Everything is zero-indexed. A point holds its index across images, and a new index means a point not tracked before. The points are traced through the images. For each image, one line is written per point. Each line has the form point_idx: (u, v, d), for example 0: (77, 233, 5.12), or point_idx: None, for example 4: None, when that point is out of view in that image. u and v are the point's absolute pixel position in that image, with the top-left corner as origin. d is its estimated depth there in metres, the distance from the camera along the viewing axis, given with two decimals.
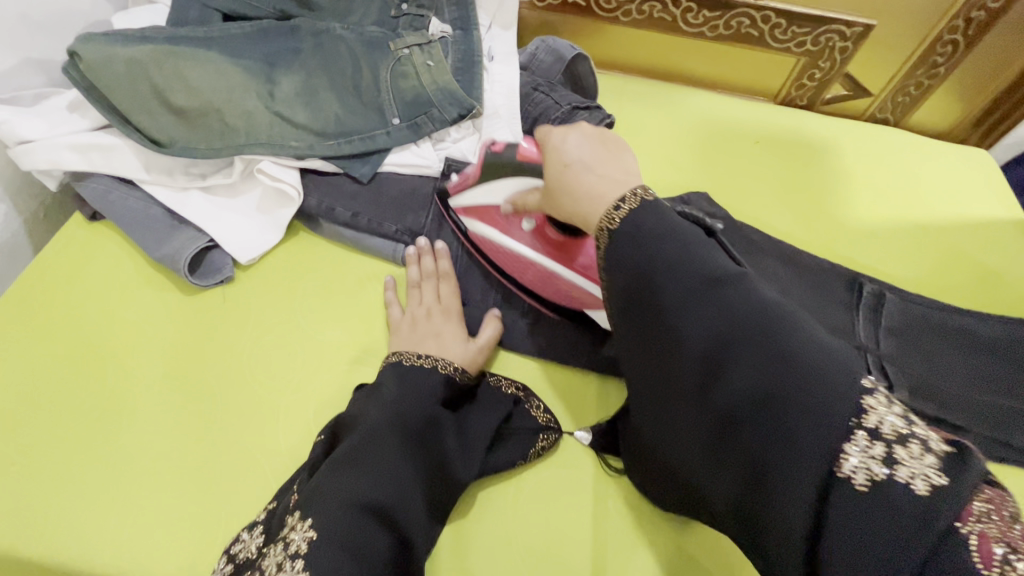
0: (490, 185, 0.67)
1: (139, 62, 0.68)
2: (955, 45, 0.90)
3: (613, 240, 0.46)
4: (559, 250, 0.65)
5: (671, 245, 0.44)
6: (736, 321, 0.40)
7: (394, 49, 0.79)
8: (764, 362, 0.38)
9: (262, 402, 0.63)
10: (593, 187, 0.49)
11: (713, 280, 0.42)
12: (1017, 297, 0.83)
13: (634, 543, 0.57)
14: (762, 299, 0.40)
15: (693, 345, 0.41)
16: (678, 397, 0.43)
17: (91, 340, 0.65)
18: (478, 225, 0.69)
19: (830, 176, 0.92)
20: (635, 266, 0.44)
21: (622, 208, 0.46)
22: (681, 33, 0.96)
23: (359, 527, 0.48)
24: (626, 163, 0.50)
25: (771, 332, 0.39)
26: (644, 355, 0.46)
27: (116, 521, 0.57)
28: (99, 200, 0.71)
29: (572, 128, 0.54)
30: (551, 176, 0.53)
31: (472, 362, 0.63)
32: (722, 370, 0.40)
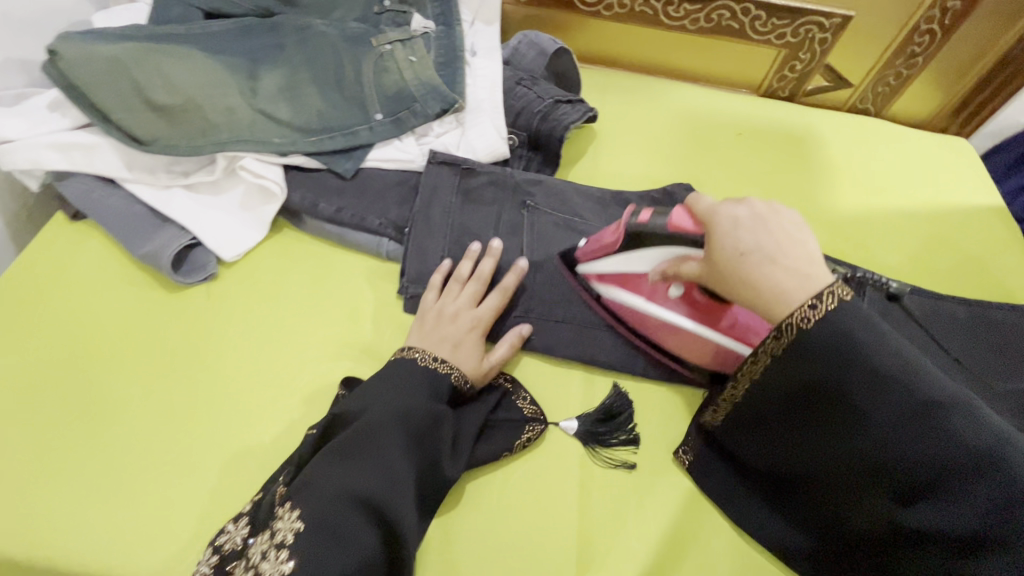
0: (631, 253, 0.63)
1: (119, 59, 0.69)
2: (932, 34, 0.91)
3: (802, 337, 0.46)
4: (708, 312, 0.61)
5: (884, 358, 0.44)
6: (958, 454, 0.42)
7: (376, 45, 0.80)
8: (981, 502, 0.41)
9: (248, 397, 0.63)
10: (781, 282, 0.46)
11: (929, 407, 0.43)
12: (996, 282, 0.84)
13: (619, 529, 0.58)
14: (982, 424, 0.42)
15: (883, 453, 0.45)
16: (861, 491, 0.48)
17: (75, 339, 0.65)
18: (615, 291, 0.67)
19: (812, 166, 0.93)
20: (831, 372, 0.46)
21: (817, 306, 0.45)
22: (663, 27, 0.97)
23: (344, 519, 0.48)
24: (810, 251, 0.47)
25: (995, 473, 0.41)
26: (825, 439, 0.49)
27: (101, 518, 0.57)
28: (81, 199, 0.71)
29: (739, 202, 0.49)
30: (720, 258, 0.49)
31: (482, 376, 0.63)
32: (930, 495, 0.44)
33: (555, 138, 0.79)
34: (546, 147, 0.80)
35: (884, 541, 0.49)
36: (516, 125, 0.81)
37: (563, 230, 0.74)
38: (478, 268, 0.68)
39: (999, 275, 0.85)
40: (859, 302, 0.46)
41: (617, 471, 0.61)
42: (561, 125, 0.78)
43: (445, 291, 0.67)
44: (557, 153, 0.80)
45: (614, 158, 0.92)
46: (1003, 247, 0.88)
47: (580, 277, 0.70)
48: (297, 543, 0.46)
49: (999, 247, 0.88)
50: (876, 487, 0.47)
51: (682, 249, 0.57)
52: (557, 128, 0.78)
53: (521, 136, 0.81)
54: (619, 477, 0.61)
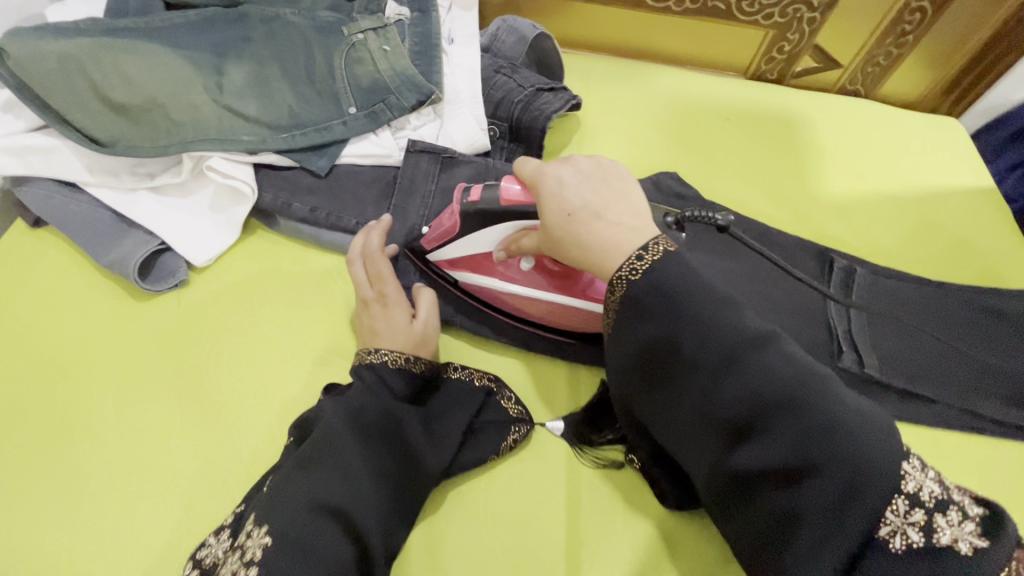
0: (471, 237, 0.61)
1: (72, 56, 0.65)
2: (922, 12, 0.89)
3: (633, 287, 0.45)
4: (560, 278, 0.62)
5: (703, 303, 0.43)
6: (775, 387, 0.39)
7: (348, 35, 0.76)
8: (795, 438, 0.38)
9: (220, 408, 0.61)
10: (603, 236, 0.48)
11: (744, 338, 0.41)
12: (987, 267, 0.83)
13: (608, 534, 0.57)
14: (797, 363, 0.40)
15: (707, 402, 0.42)
16: (697, 442, 0.44)
17: (42, 352, 0.63)
18: (470, 276, 0.66)
19: (802, 150, 0.91)
20: (656, 314, 0.44)
21: (645, 257, 0.45)
22: (648, 9, 0.93)
23: (310, 530, 0.46)
24: (632, 202, 0.50)
25: (807, 399, 0.39)
26: (660, 398, 0.46)
27: (69, 536, 0.55)
28: (40, 205, 0.67)
29: (566, 164, 0.53)
30: (550, 220, 0.51)
31: (423, 342, 0.60)
32: (755, 432, 0.40)
33: (537, 129, 0.77)
34: (528, 139, 0.78)
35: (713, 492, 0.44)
36: (496, 116, 0.78)
37: None
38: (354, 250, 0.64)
39: (989, 260, 0.84)
40: (689, 254, 0.46)
41: (605, 471, 0.60)
42: (543, 116, 0.75)
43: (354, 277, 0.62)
44: (538, 145, 0.78)
45: (598, 146, 0.89)
46: (995, 231, 0.86)
47: (433, 265, 0.68)
48: (264, 558, 0.44)
49: (990, 232, 0.86)
50: (707, 436, 0.43)
51: (522, 220, 0.57)
52: (538, 119, 0.76)
53: (502, 127, 0.78)
54: (608, 481, 0.59)
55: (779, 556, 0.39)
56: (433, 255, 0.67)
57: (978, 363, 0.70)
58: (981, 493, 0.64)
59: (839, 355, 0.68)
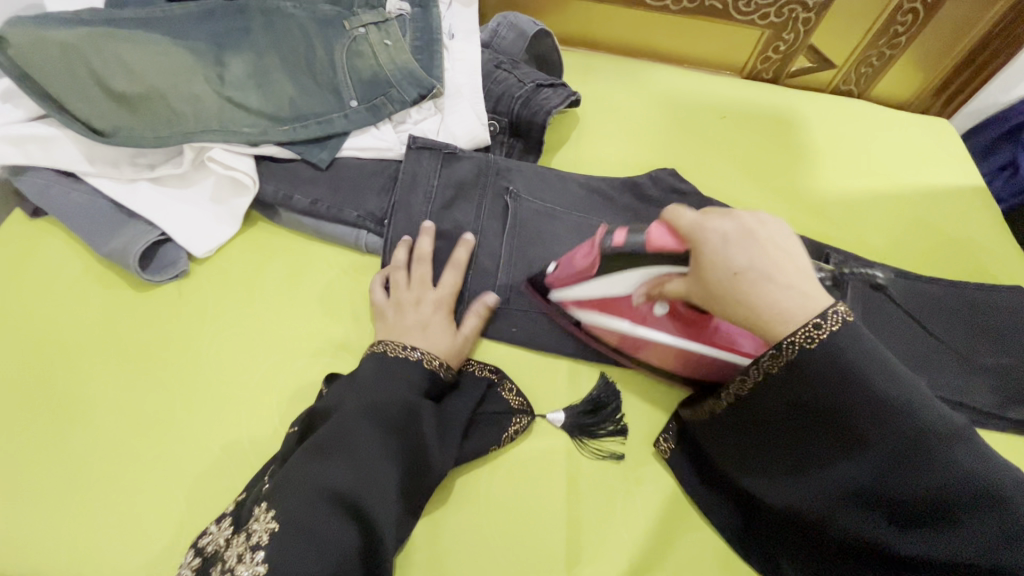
0: (609, 276, 0.59)
1: (73, 46, 0.65)
2: (914, 14, 0.90)
3: (806, 358, 0.44)
4: (691, 326, 0.58)
5: (885, 389, 0.43)
6: (954, 486, 0.42)
7: (349, 29, 0.76)
8: (970, 535, 0.42)
9: (222, 398, 0.61)
10: (774, 299, 0.44)
11: (934, 437, 0.42)
12: (977, 263, 0.85)
13: (607, 523, 0.58)
14: (979, 456, 0.42)
15: (873, 482, 0.45)
16: (847, 508, 0.47)
17: (42, 342, 0.62)
18: (596, 316, 0.63)
19: (797, 149, 0.93)
20: (832, 392, 0.44)
21: (827, 328, 0.43)
22: (646, 8, 0.94)
23: (316, 515, 0.46)
24: (798, 262, 0.46)
25: (997, 508, 0.41)
26: (815, 465, 0.48)
27: (71, 525, 0.55)
28: (40, 195, 0.67)
29: (725, 217, 0.48)
30: (712, 279, 0.47)
31: (460, 353, 0.62)
32: (923, 519, 0.44)
33: (537, 124, 0.78)
34: (527, 134, 0.79)
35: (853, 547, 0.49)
36: (496, 110, 0.79)
37: (545, 219, 0.73)
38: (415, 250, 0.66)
39: (979, 257, 0.86)
40: (860, 326, 0.44)
41: (604, 462, 0.61)
42: (542, 111, 0.76)
43: (393, 281, 0.65)
44: (538, 140, 0.78)
45: (597, 142, 0.90)
46: (984, 228, 0.88)
47: (557, 303, 0.66)
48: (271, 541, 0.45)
49: (980, 229, 0.88)
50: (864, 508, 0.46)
51: (666, 265, 0.53)
52: (539, 114, 0.76)
53: (502, 122, 0.79)
54: (608, 471, 0.60)
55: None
56: (544, 279, 0.66)
57: (969, 355, 0.72)
58: None
59: None
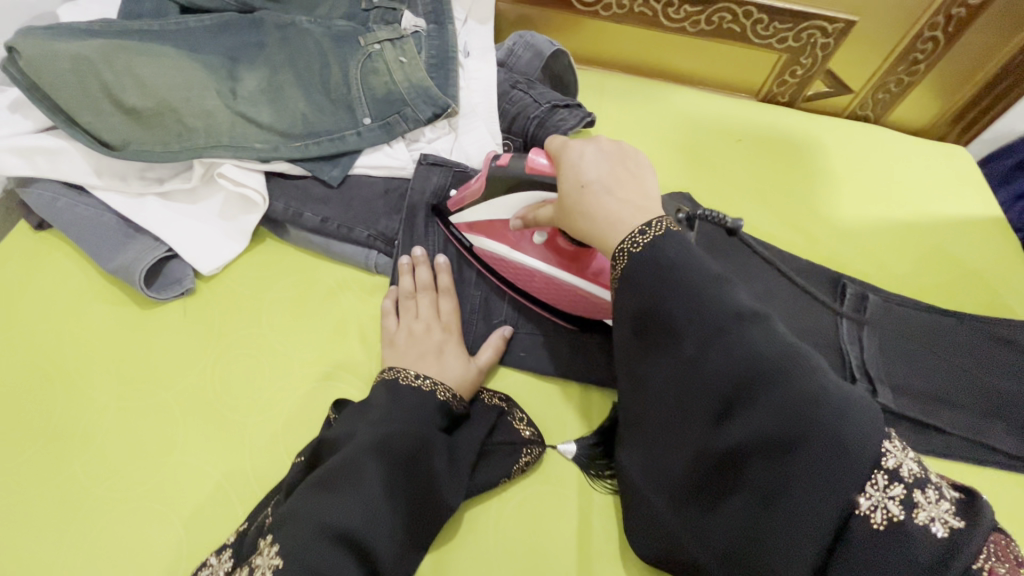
0: (495, 201, 0.62)
1: (86, 58, 0.64)
2: (934, 42, 0.89)
3: (636, 262, 0.46)
4: (570, 259, 0.63)
5: (722, 298, 0.43)
6: (757, 360, 0.40)
7: (365, 45, 0.75)
8: (778, 411, 0.38)
9: (225, 422, 0.59)
10: (612, 212, 0.49)
11: (726, 316, 0.42)
12: (997, 295, 0.83)
13: (620, 562, 0.55)
14: (784, 342, 0.41)
15: (691, 372, 0.43)
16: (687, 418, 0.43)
17: (40, 360, 0.61)
18: (483, 240, 0.66)
19: (812, 174, 0.91)
20: (658, 293, 0.45)
21: (647, 233, 0.47)
22: (663, 28, 0.94)
23: (321, 557, 0.44)
24: (647, 187, 0.50)
25: (790, 374, 0.39)
26: (662, 383, 0.45)
27: (64, 552, 0.53)
28: (46, 207, 0.66)
29: (589, 141, 0.53)
30: (565, 189, 0.52)
31: (472, 384, 0.61)
32: (740, 403, 0.40)
33: None
34: None
35: (697, 477, 0.43)
36: (511, 131, 0.78)
37: None
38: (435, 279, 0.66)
39: (999, 289, 0.84)
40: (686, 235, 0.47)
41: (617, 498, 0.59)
42: (558, 132, 0.75)
43: (404, 307, 0.64)
44: None
45: None
46: (1004, 259, 0.86)
47: (452, 227, 0.69)
48: None
49: (999, 260, 0.86)
50: (699, 415, 0.42)
51: (540, 190, 0.58)
52: (554, 135, 0.75)
53: (516, 143, 0.78)
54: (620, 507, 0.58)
55: (765, 526, 0.38)
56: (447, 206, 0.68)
57: (991, 392, 0.69)
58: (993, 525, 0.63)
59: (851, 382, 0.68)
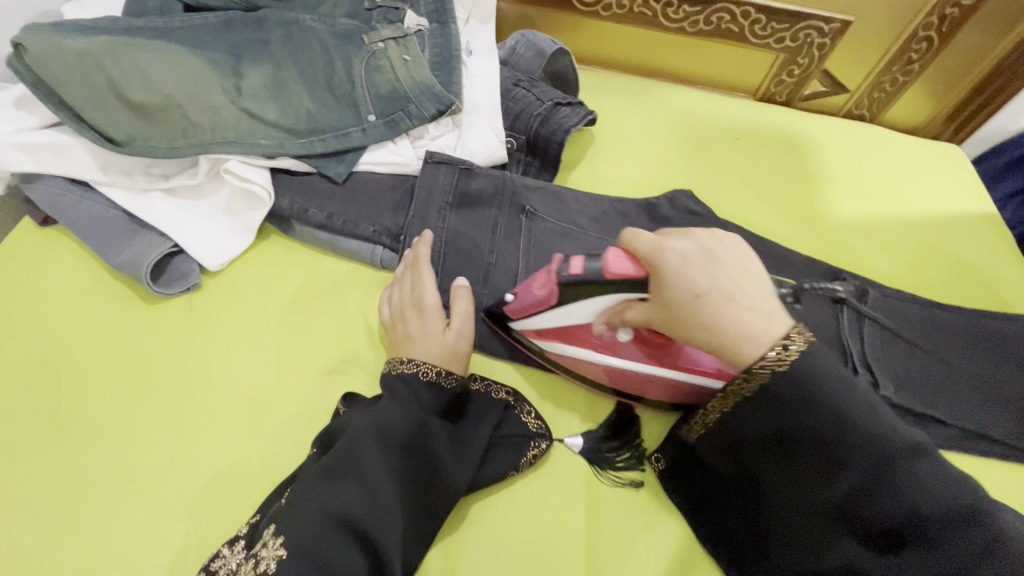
0: (568, 308, 0.58)
1: (92, 53, 0.64)
2: (929, 42, 0.91)
3: (774, 380, 0.45)
4: (658, 349, 0.60)
5: (863, 414, 0.44)
6: (910, 489, 0.41)
7: (368, 43, 0.76)
8: (937, 542, 0.40)
9: (232, 417, 0.59)
10: (740, 320, 0.46)
11: (874, 438, 0.43)
12: (991, 289, 0.85)
13: (628, 553, 0.56)
14: (941, 467, 0.41)
15: (853, 503, 0.44)
16: (828, 525, 0.46)
17: (45, 355, 0.61)
18: (559, 345, 0.63)
19: (811, 173, 0.92)
20: (797, 411, 0.45)
21: (789, 347, 0.45)
22: (662, 29, 0.95)
23: (326, 544, 0.45)
24: (758, 283, 0.48)
25: (947, 504, 0.40)
26: (798, 488, 0.47)
27: (72, 546, 0.53)
28: (50, 203, 0.66)
29: (683, 239, 0.50)
30: (673, 300, 0.48)
31: (456, 352, 0.59)
32: (894, 529, 0.42)
33: (555, 143, 0.77)
34: (545, 153, 0.78)
35: None
36: (514, 129, 0.78)
37: (562, 237, 0.72)
38: (416, 256, 0.65)
39: (995, 284, 0.85)
40: (820, 346, 0.46)
41: (623, 489, 0.59)
42: (562, 130, 0.76)
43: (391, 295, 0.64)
44: (556, 159, 0.78)
45: (611, 162, 0.90)
46: (998, 255, 0.88)
47: (515, 332, 0.65)
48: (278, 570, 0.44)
49: (994, 256, 0.88)
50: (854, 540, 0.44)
51: (626, 292, 0.54)
52: (557, 133, 0.76)
53: (520, 140, 0.79)
54: (626, 499, 0.59)
55: None
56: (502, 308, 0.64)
57: (989, 385, 0.70)
58: None
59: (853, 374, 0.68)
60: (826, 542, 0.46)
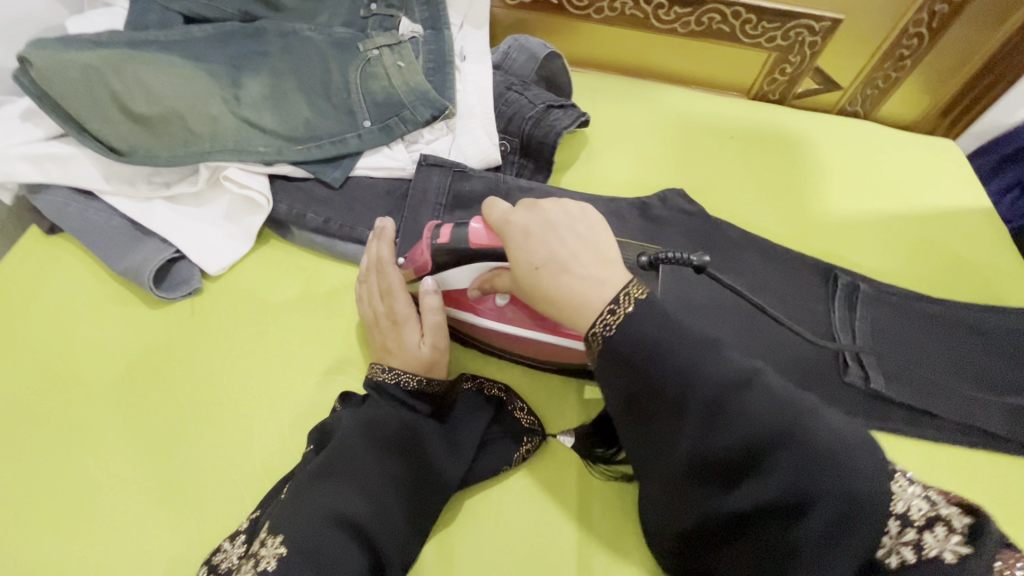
0: (446, 275, 0.61)
1: (95, 67, 0.66)
2: (920, 38, 0.91)
3: (616, 338, 0.43)
4: (537, 316, 0.61)
5: (706, 362, 0.41)
6: (761, 426, 0.38)
7: (363, 51, 0.78)
8: (792, 473, 0.37)
9: (233, 417, 0.61)
10: (576, 288, 0.46)
11: (720, 380, 0.40)
12: (986, 283, 0.85)
13: (620, 546, 0.57)
14: (777, 397, 0.39)
15: (696, 450, 0.41)
16: (700, 482, 0.42)
17: (53, 359, 0.63)
18: (451, 310, 0.66)
19: (804, 170, 0.93)
20: (645, 366, 0.42)
21: (618, 308, 0.44)
22: (654, 30, 0.96)
23: (326, 544, 0.46)
24: (603, 251, 0.48)
25: (796, 432, 0.38)
26: (664, 444, 0.43)
27: (80, 544, 0.55)
28: (56, 212, 0.68)
29: (528, 210, 0.51)
30: (520, 273, 0.50)
31: (432, 362, 0.59)
32: (756, 467, 0.39)
33: (547, 145, 0.79)
34: (538, 155, 0.79)
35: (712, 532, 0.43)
36: (507, 131, 0.80)
37: None
38: (379, 256, 0.63)
39: (989, 277, 0.86)
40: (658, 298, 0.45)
41: (616, 483, 0.60)
42: (553, 132, 0.77)
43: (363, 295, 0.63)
44: (549, 160, 0.79)
45: (604, 162, 0.91)
46: (993, 249, 0.88)
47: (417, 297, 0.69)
48: (279, 568, 0.44)
49: (989, 250, 0.88)
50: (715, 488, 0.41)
51: (493, 259, 0.57)
52: (549, 135, 0.77)
53: (513, 143, 0.80)
54: (618, 493, 0.60)
55: None
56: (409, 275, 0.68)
57: (981, 377, 0.71)
58: (986, 507, 0.64)
59: (844, 369, 0.69)
60: (698, 498, 0.42)
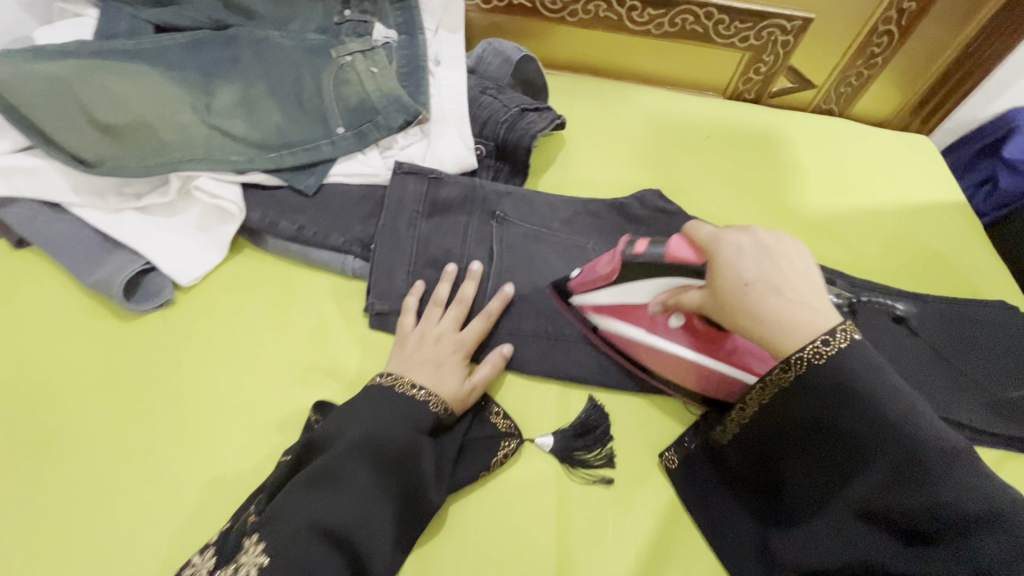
0: (628, 286, 0.61)
1: (61, 77, 0.65)
2: (890, 35, 0.93)
3: (817, 372, 0.46)
4: (708, 341, 0.59)
5: (912, 427, 0.43)
6: (949, 503, 0.41)
7: (336, 57, 0.78)
8: (970, 552, 0.40)
9: (207, 430, 0.60)
10: (781, 311, 0.46)
11: (924, 451, 0.42)
12: (962, 275, 0.86)
13: (599, 550, 0.57)
14: (994, 488, 0.41)
15: (873, 496, 0.45)
16: (870, 528, 0.46)
17: (21, 375, 0.62)
18: (611, 322, 0.64)
19: (780, 169, 0.94)
20: (835, 411, 0.46)
21: (832, 342, 0.45)
22: (628, 32, 0.96)
23: (309, 553, 0.46)
24: (811, 282, 0.48)
25: (994, 525, 0.40)
26: (836, 483, 0.48)
27: (48, 563, 0.53)
28: (24, 226, 0.66)
29: (743, 232, 0.50)
30: (722, 287, 0.49)
31: (466, 402, 0.61)
32: (935, 536, 0.42)
33: (523, 148, 0.78)
34: (514, 158, 0.79)
35: None
36: (482, 135, 0.80)
37: (532, 240, 0.73)
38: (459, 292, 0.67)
39: (964, 271, 0.87)
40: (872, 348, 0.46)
41: (594, 487, 0.60)
42: (528, 135, 0.77)
43: (427, 314, 0.65)
44: (525, 163, 0.79)
45: (582, 164, 0.91)
46: (967, 242, 0.89)
47: (574, 307, 0.67)
48: None
49: (963, 243, 0.89)
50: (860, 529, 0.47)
51: (684, 277, 0.55)
52: (524, 137, 0.77)
53: (488, 146, 0.80)
54: (597, 496, 0.59)
55: None
56: (567, 284, 0.67)
57: (957, 370, 0.71)
58: None
59: None
60: (857, 540, 0.47)
